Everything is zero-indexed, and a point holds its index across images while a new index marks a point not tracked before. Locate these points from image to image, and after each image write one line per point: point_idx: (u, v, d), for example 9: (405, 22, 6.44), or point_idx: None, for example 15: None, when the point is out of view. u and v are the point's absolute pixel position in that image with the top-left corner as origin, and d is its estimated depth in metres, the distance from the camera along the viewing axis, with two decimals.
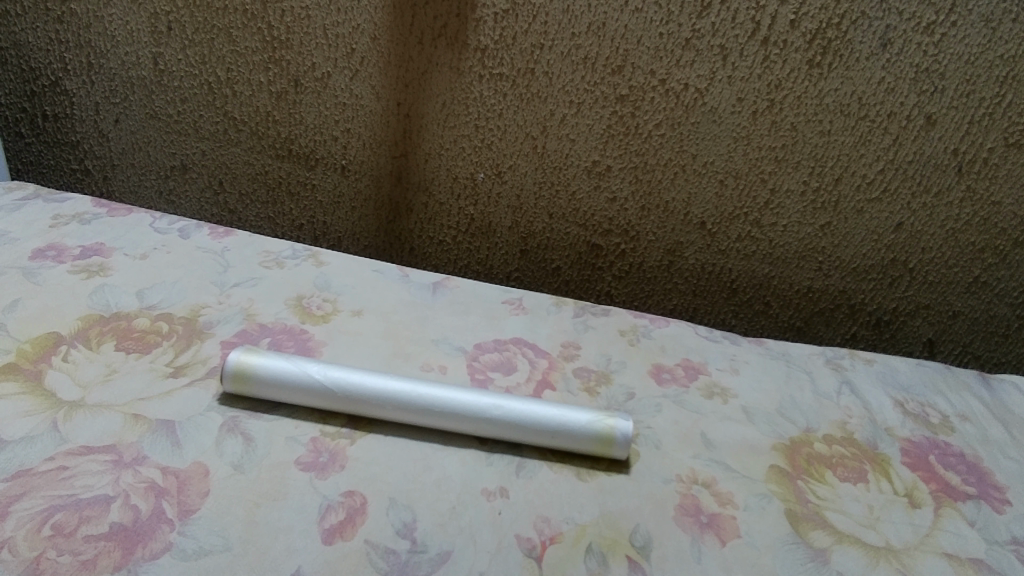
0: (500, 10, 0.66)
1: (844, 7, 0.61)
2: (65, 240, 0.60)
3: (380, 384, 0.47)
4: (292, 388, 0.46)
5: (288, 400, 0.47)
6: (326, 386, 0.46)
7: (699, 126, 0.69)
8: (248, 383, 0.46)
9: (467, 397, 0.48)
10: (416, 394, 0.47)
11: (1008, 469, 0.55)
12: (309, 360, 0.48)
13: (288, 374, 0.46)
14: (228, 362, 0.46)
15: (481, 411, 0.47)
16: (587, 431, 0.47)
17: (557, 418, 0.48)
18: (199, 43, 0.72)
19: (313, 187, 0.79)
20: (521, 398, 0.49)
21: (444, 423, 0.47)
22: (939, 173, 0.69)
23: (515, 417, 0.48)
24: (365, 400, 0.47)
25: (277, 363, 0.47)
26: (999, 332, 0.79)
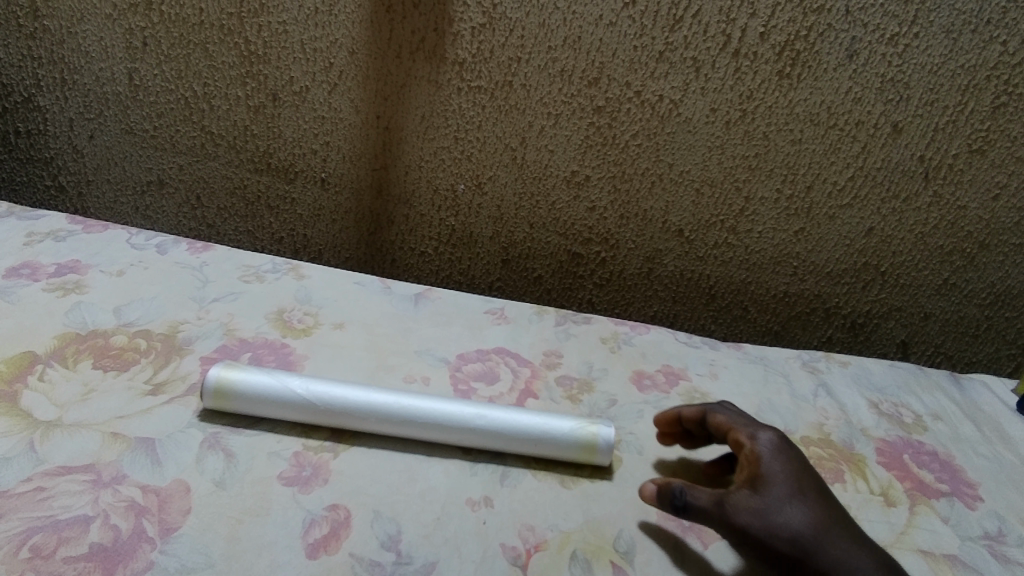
0: (478, 24, 0.66)
1: (811, 20, 0.63)
2: (40, 258, 0.59)
3: (362, 397, 0.47)
4: (274, 402, 0.46)
5: (270, 415, 0.46)
6: (309, 400, 0.46)
7: (675, 136, 0.70)
8: (229, 399, 0.45)
9: (450, 407, 0.48)
10: (399, 406, 0.47)
11: (979, 466, 0.56)
12: (290, 375, 0.48)
13: (270, 389, 0.46)
14: (208, 378, 0.45)
15: (465, 421, 0.48)
16: (570, 439, 0.48)
17: (541, 426, 0.48)
18: (175, 58, 0.71)
19: (292, 200, 0.79)
20: (504, 407, 0.50)
21: (428, 435, 0.47)
22: (907, 179, 0.71)
23: (499, 426, 0.48)
24: (347, 413, 0.47)
25: (258, 378, 0.47)
26: (969, 332, 0.81)
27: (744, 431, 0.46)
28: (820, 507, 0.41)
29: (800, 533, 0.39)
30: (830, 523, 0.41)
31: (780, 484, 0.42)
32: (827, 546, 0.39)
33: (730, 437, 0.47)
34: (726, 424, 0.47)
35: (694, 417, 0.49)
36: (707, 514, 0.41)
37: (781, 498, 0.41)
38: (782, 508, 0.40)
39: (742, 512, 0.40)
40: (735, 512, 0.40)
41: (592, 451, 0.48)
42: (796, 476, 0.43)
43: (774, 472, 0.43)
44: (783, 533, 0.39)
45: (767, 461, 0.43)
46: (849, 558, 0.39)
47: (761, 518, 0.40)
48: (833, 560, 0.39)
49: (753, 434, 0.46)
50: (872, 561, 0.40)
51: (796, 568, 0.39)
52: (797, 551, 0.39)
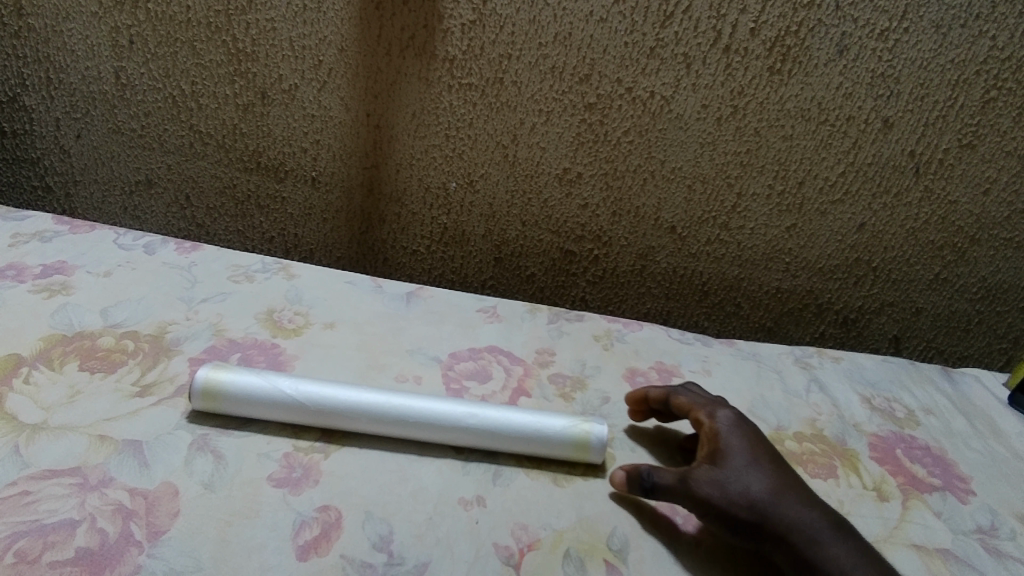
0: (468, 21, 0.66)
1: (802, 15, 0.63)
2: (25, 259, 0.58)
3: (353, 397, 0.47)
4: (263, 403, 0.46)
5: (260, 416, 0.46)
6: (299, 401, 0.46)
7: (666, 132, 0.70)
8: (218, 401, 0.45)
9: (442, 407, 0.48)
10: (390, 406, 0.47)
11: (971, 459, 0.57)
12: (279, 375, 0.47)
13: (259, 390, 0.46)
14: (196, 379, 0.45)
15: (457, 420, 0.47)
16: (563, 437, 0.48)
17: (533, 424, 0.48)
18: (162, 57, 0.71)
19: (283, 199, 0.78)
20: (497, 406, 0.49)
21: (420, 434, 0.47)
22: (898, 174, 0.71)
23: (491, 425, 0.47)
24: (338, 413, 0.46)
25: (247, 379, 0.46)
26: (960, 327, 0.82)
27: (703, 410, 0.49)
28: (777, 473, 0.44)
29: (758, 499, 0.42)
30: (788, 487, 0.43)
31: (738, 455, 0.44)
32: (784, 508, 0.42)
33: (692, 416, 0.49)
34: (688, 405, 0.50)
35: (659, 399, 0.52)
36: (672, 491, 0.43)
37: (737, 468, 0.43)
38: (740, 478, 0.43)
39: (703, 485, 0.43)
40: (696, 485, 0.43)
41: (585, 449, 0.48)
42: (753, 447, 0.45)
43: (732, 445, 0.45)
44: (741, 500, 0.42)
45: (725, 436, 0.46)
46: (806, 518, 0.42)
47: (720, 488, 0.42)
48: (790, 521, 0.41)
49: (712, 412, 0.49)
50: (828, 520, 0.42)
51: (757, 533, 0.42)
52: (756, 516, 0.41)
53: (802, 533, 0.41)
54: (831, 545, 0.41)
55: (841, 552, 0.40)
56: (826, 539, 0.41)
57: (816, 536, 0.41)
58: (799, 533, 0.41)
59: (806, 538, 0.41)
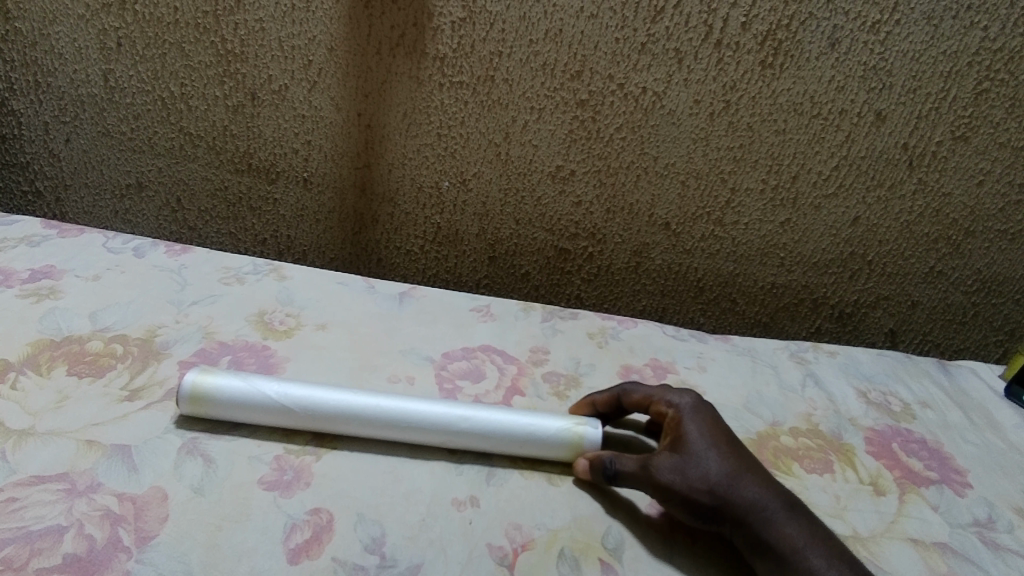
0: (458, 18, 0.65)
1: (793, 9, 0.63)
2: (13, 264, 0.58)
3: (342, 400, 0.46)
4: (251, 407, 0.45)
5: (248, 420, 0.45)
6: (286, 404, 0.45)
7: (659, 128, 0.70)
8: (206, 406, 0.44)
9: (434, 409, 0.47)
10: (380, 409, 0.46)
11: (968, 453, 0.56)
12: (266, 379, 0.47)
13: (246, 394, 0.45)
14: (184, 385, 0.44)
15: (449, 423, 0.47)
16: (556, 438, 0.47)
17: (527, 426, 0.47)
18: (151, 59, 0.70)
19: (275, 201, 0.78)
20: (491, 408, 0.49)
21: (411, 437, 0.47)
22: (892, 167, 0.71)
23: (484, 427, 0.47)
24: (327, 416, 0.46)
25: (236, 384, 0.46)
26: (956, 319, 0.82)
27: (663, 401, 0.49)
28: (735, 457, 0.44)
29: (716, 483, 0.42)
30: (745, 470, 0.43)
31: (697, 440, 0.45)
32: (740, 490, 0.42)
33: (650, 408, 0.50)
34: (643, 399, 0.50)
35: (608, 401, 0.52)
36: (635, 477, 0.44)
37: (699, 453, 0.44)
38: (698, 463, 0.43)
39: (665, 471, 0.43)
40: (657, 472, 0.44)
41: (579, 450, 0.48)
42: (711, 431, 0.46)
43: (692, 429, 0.46)
44: (701, 485, 0.42)
45: (686, 422, 0.46)
46: (761, 499, 0.42)
47: (680, 473, 0.43)
48: (747, 503, 0.42)
49: (673, 400, 0.49)
50: (783, 500, 0.42)
51: (717, 515, 0.42)
52: (715, 501, 0.42)
53: (758, 513, 0.41)
54: (786, 524, 0.41)
55: (794, 531, 0.41)
56: (781, 518, 0.41)
57: (772, 516, 0.41)
58: (756, 513, 0.41)
59: (763, 518, 0.41)
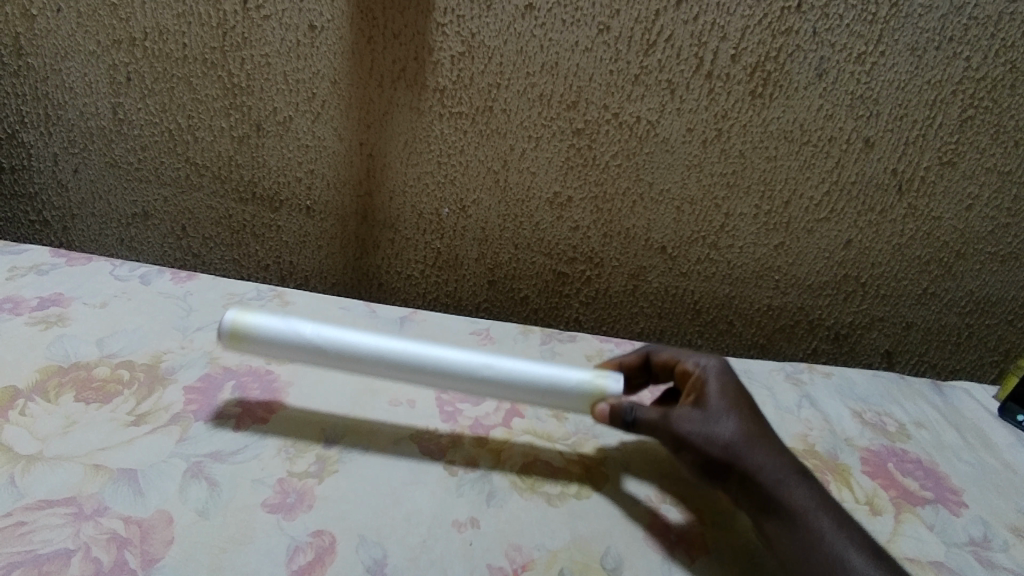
0: (457, 53, 0.67)
1: (781, 42, 0.65)
2: (22, 292, 0.59)
3: (372, 344, 0.49)
4: (288, 345, 0.49)
5: (286, 355, 0.49)
6: (320, 345, 0.49)
7: (653, 155, 0.72)
8: (246, 341, 0.48)
9: (459, 356, 0.49)
10: (406, 353, 0.49)
11: (963, 472, 0.57)
12: (304, 319, 0.50)
13: (283, 333, 0.49)
14: (228, 321, 0.48)
15: (471, 370, 0.49)
16: (577, 389, 0.49)
17: (548, 376, 0.49)
18: (159, 92, 0.72)
19: (278, 228, 0.80)
20: (515, 358, 0.51)
21: (436, 381, 0.49)
22: (881, 192, 0.73)
23: (506, 376, 0.49)
24: (357, 357, 0.49)
25: (275, 322, 0.49)
26: (951, 340, 0.83)
27: (691, 360, 0.52)
28: (753, 421, 0.46)
29: (731, 441, 0.44)
30: (760, 434, 0.45)
31: (718, 401, 0.46)
32: (753, 452, 0.44)
33: (677, 368, 0.53)
34: (670, 359, 0.54)
35: (636, 362, 0.56)
36: (654, 425, 0.46)
37: (719, 411, 0.45)
38: (716, 421, 0.45)
39: (683, 423, 0.45)
40: (677, 422, 0.45)
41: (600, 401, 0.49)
42: (733, 396, 0.47)
43: (715, 390, 0.47)
44: (716, 440, 0.44)
45: (710, 382, 0.48)
46: (774, 462, 0.44)
47: (699, 426, 0.45)
48: (759, 464, 0.43)
49: (700, 360, 0.52)
50: (795, 467, 0.44)
51: (727, 471, 0.44)
52: (727, 456, 0.44)
53: (769, 474, 0.43)
54: (795, 487, 0.43)
55: (803, 495, 0.43)
56: (791, 482, 0.43)
57: (782, 478, 0.43)
58: (765, 475, 0.43)
59: (773, 479, 0.43)
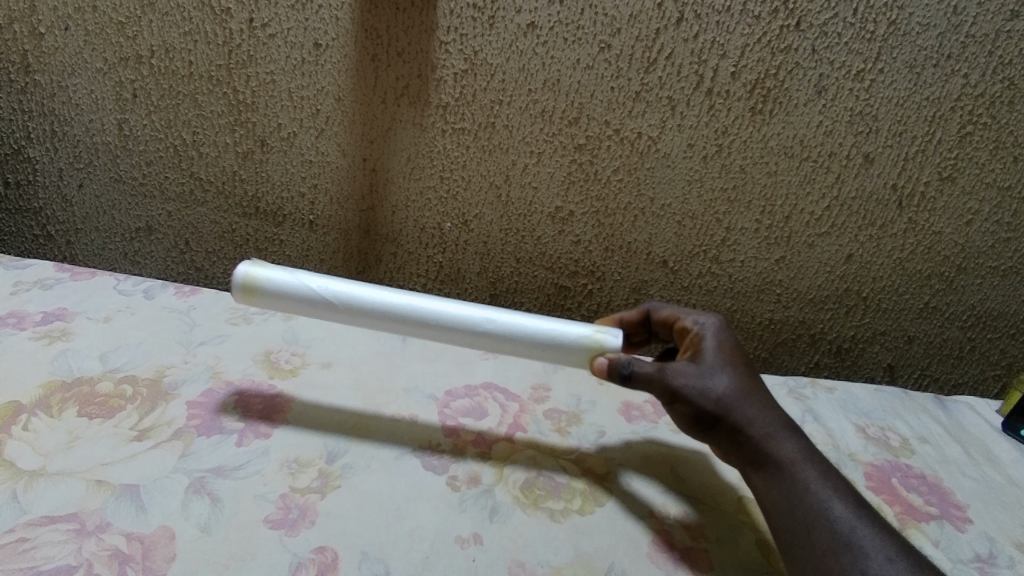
0: (459, 70, 0.68)
1: (780, 59, 0.65)
2: (26, 306, 0.59)
3: (378, 298, 0.51)
4: (297, 299, 0.51)
5: (296, 308, 0.52)
6: (328, 299, 0.51)
7: (655, 170, 0.72)
8: (258, 294, 0.51)
9: (461, 310, 0.51)
10: (409, 308, 0.51)
11: (968, 488, 0.57)
12: (313, 273, 0.52)
13: (293, 286, 0.51)
14: (239, 276, 0.51)
15: (471, 324, 0.51)
16: (575, 344, 0.50)
17: (546, 331, 0.51)
18: (164, 109, 0.73)
19: (281, 242, 0.80)
20: (516, 312, 0.52)
21: (439, 335, 0.51)
22: (881, 207, 0.73)
23: (506, 330, 0.51)
24: (363, 311, 0.51)
25: (284, 277, 0.51)
26: (953, 354, 0.83)
27: (690, 320, 0.55)
28: (744, 377, 0.48)
29: (724, 396, 0.46)
30: (751, 389, 0.47)
31: (712, 357, 0.49)
32: (744, 407, 0.46)
33: (677, 325, 0.56)
34: (669, 315, 0.57)
35: (636, 318, 0.59)
36: (650, 379, 0.46)
37: (713, 367, 0.47)
38: (710, 376, 0.47)
39: (679, 376, 0.46)
40: (674, 376, 0.46)
41: (598, 354, 0.50)
42: (727, 352, 0.49)
43: (709, 346, 0.50)
44: (710, 394, 0.45)
45: (707, 339, 0.51)
46: (763, 417, 0.46)
47: (694, 379, 0.46)
48: (749, 418, 0.45)
49: (698, 319, 0.54)
50: (783, 422, 0.46)
51: (718, 424, 0.46)
52: (720, 409, 0.45)
53: (759, 428, 0.45)
54: (784, 441, 0.45)
55: (791, 449, 0.45)
56: (780, 436, 0.45)
57: (771, 432, 0.45)
58: (755, 429, 0.45)
59: (762, 433, 0.45)
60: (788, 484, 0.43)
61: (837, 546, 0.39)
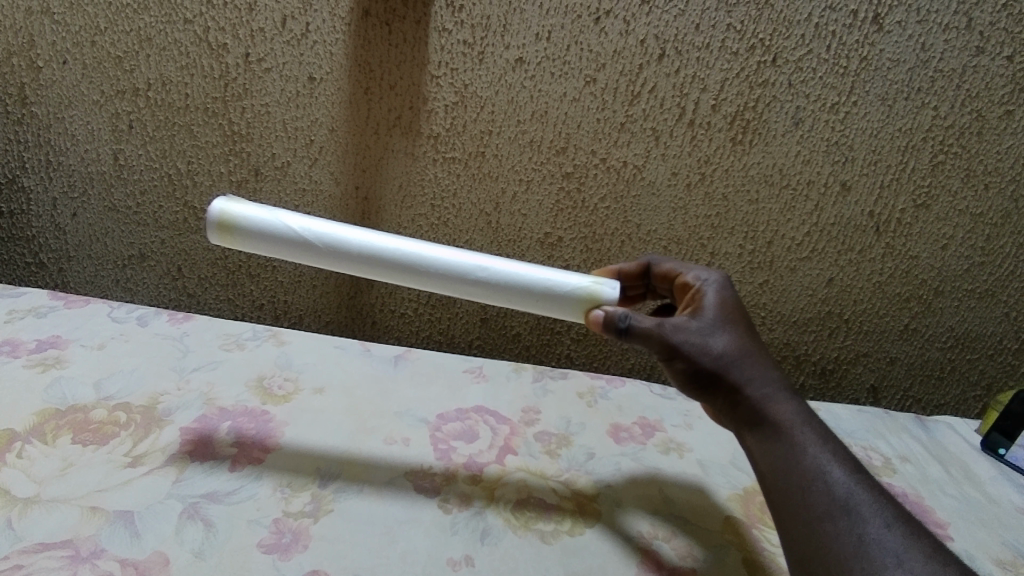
0: (450, 102, 0.70)
1: (758, 93, 0.68)
2: (20, 335, 0.60)
3: (364, 241, 0.49)
4: (277, 240, 0.48)
5: (274, 250, 0.49)
6: (310, 241, 0.48)
7: (640, 198, 0.74)
8: (233, 233, 0.48)
9: (453, 257, 0.50)
10: (397, 252, 0.49)
11: (949, 506, 0.58)
12: (293, 212, 0.49)
13: (273, 226, 0.48)
14: (213, 213, 0.47)
15: (465, 272, 0.49)
16: (571, 295, 0.50)
17: (543, 282, 0.50)
18: (160, 139, 0.74)
19: (274, 268, 0.81)
20: (510, 261, 0.51)
21: (429, 283, 0.50)
22: (859, 233, 0.75)
23: (500, 279, 0.50)
24: (347, 254, 0.49)
25: (261, 216, 0.48)
26: (934, 375, 0.85)
27: (692, 276, 0.56)
28: (744, 335, 0.48)
29: (723, 354, 0.46)
30: (751, 348, 0.47)
31: (713, 315, 0.49)
32: (743, 366, 0.46)
33: (678, 281, 0.57)
34: (670, 270, 0.59)
35: (635, 270, 0.61)
36: (647, 334, 0.46)
37: (712, 326, 0.48)
38: (710, 334, 0.47)
39: (678, 333, 0.46)
40: (671, 332, 0.46)
41: (595, 305, 0.50)
42: (728, 310, 0.50)
43: (709, 304, 0.50)
44: (708, 352, 0.46)
45: (707, 297, 0.52)
46: (762, 378, 0.46)
47: (693, 337, 0.47)
48: (747, 377, 0.46)
49: (701, 276, 0.55)
50: (782, 384, 0.46)
51: (715, 383, 0.46)
52: (717, 368, 0.46)
53: (757, 388, 0.45)
54: (783, 402, 0.45)
55: (790, 411, 0.44)
56: (779, 398, 0.45)
57: (770, 394, 0.45)
58: (753, 388, 0.45)
59: (760, 393, 0.45)
60: (785, 447, 0.42)
61: (834, 510, 0.39)
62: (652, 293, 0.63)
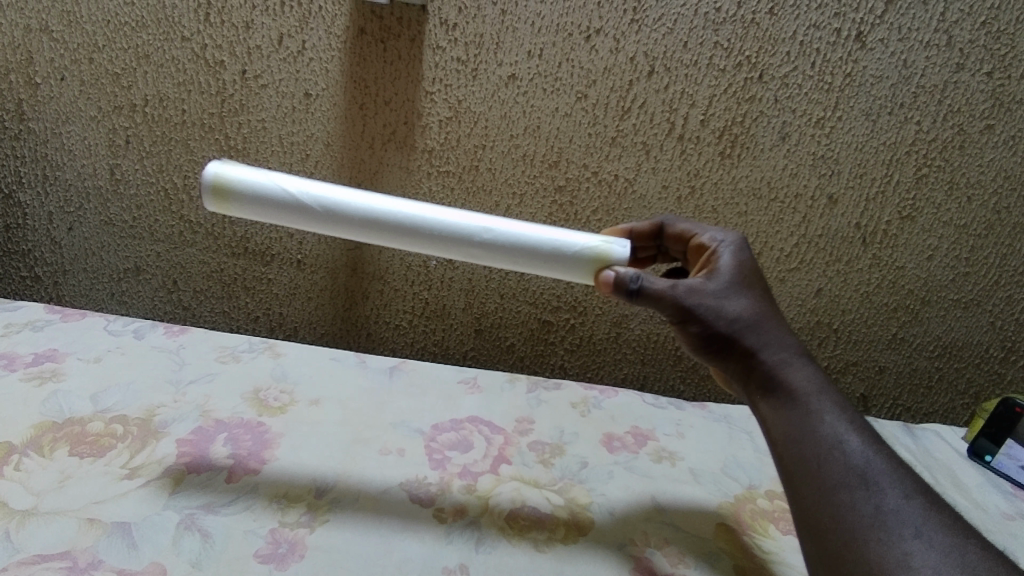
0: (444, 117, 0.71)
1: (745, 108, 0.70)
2: (17, 348, 0.60)
3: (363, 205, 0.48)
4: (276, 205, 0.48)
5: (272, 216, 0.48)
6: (309, 205, 0.48)
7: (631, 211, 0.76)
8: (229, 199, 0.47)
9: (455, 219, 0.49)
10: (397, 215, 0.48)
11: None
12: (290, 176, 0.49)
13: (271, 191, 0.48)
14: (207, 180, 0.47)
15: (468, 235, 0.49)
16: (579, 255, 0.50)
17: (549, 243, 0.50)
18: (157, 154, 0.75)
19: (268, 281, 0.82)
20: (515, 222, 0.51)
21: (431, 246, 0.49)
22: (846, 244, 0.77)
23: (505, 240, 0.49)
24: (346, 218, 0.48)
25: (257, 182, 0.47)
26: (923, 384, 0.86)
27: (707, 237, 0.56)
28: (759, 298, 0.49)
29: (739, 318, 0.47)
30: (766, 311, 0.48)
31: (730, 276, 0.50)
32: (758, 330, 0.47)
33: (693, 242, 0.57)
34: (685, 231, 0.58)
35: (648, 230, 0.60)
36: (659, 297, 0.47)
37: (727, 288, 0.48)
38: (726, 297, 0.48)
39: (693, 296, 0.47)
40: (686, 295, 0.47)
41: (603, 266, 0.50)
42: (744, 271, 0.51)
43: (726, 264, 0.51)
44: (724, 316, 0.47)
45: (724, 257, 0.52)
46: (777, 343, 0.47)
47: (709, 300, 0.47)
48: (761, 342, 0.47)
49: (717, 236, 0.55)
50: (797, 348, 0.48)
51: (729, 347, 0.47)
52: (732, 331, 0.47)
53: (773, 353, 0.47)
54: (797, 367, 0.47)
55: (804, 377, 0.46)
56: (794, 363, 0.47)
57: (786, 360, 0.47)
58: (769, 353, 0.47)
59: (776, 358, 0.47)
60: (799, 415, 0.44)
61: (840, 489, 0.40)
62: (663, 255, 0.62)
